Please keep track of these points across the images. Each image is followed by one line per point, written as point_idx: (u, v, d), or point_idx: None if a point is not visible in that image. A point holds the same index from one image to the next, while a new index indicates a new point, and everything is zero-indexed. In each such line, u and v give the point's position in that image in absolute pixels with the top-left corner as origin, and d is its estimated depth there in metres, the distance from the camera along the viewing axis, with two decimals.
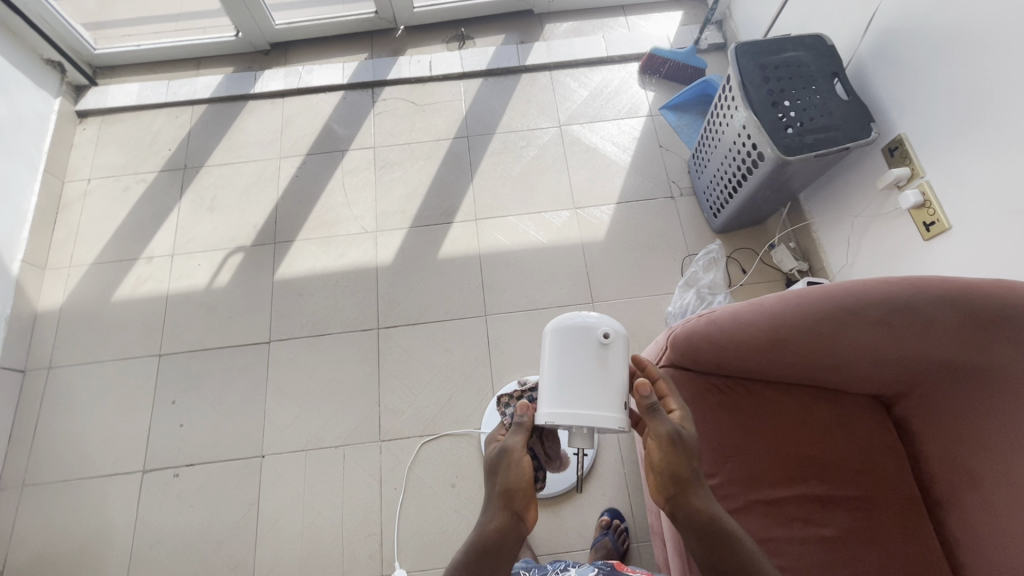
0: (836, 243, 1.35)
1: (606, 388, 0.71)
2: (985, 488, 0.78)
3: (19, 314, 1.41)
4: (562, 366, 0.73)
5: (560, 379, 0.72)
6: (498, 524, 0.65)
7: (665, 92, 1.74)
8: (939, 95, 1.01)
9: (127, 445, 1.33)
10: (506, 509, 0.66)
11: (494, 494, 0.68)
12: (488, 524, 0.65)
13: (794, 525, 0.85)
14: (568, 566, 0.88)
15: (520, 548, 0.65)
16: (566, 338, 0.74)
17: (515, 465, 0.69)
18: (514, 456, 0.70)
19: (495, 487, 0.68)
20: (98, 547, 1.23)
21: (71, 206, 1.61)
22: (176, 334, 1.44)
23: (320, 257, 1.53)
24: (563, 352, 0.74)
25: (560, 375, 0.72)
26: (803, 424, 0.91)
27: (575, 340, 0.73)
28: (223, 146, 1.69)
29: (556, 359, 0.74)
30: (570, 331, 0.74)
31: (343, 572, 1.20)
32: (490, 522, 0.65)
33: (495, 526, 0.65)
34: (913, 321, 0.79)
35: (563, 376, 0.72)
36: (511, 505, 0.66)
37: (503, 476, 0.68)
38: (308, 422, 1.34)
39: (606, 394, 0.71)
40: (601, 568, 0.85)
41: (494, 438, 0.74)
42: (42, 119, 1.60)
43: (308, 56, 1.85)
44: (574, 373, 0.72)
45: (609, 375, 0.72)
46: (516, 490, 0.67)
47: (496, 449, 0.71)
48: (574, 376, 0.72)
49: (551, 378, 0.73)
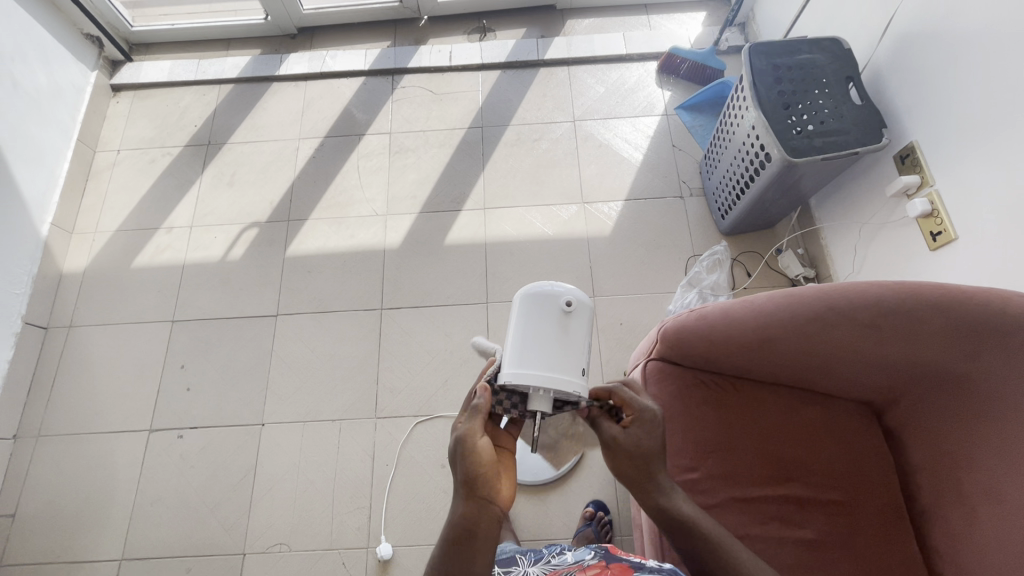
0: (844, 251, 1.33)
1: (570, 354, 0.67)
2: (969, 500, 0.78)
3: (45, 273, 1.48)
4: (526, 329, 0.68)
5: (524, 341, 0.67)
6: (462, 515, 0.61)
7: (682, 92, 1.74)
8: (953, 101, 0.99)
9: (136, 405, 1.39)
10: (468, 499, 0.62)
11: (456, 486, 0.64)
12: (455, 518, 0.62)
13: (772, 525, 0.85)
14: (564, 550, 0.89)
15: (496, 530, 0.61)
16: (531, 302, 0.70)
17: (470, 452, 0.64)
18: (465, 444, 0.65)
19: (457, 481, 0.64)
20: (103, 498, 1.29)
21: (100, 175, 1.68)
22: (190, 302, 1.50)
23: (331, 236, 1.57)
24: (527, 316, 0.69)
25: (524, 337, 0.68)
26: (788, 426, 0.91)
27: (539, 304, 0.69)
28: (246, 125, 1.74)
29: (521, 323, 0.69)
30: (536, 295, 0.70)
31: (331, 541, 1.23)
32: (458, 515, 0.62)
33: (461, 518, 0.61)
34: (905, 326, 0.79)
35: (528, 339, 0.68)
36: (472, 494, 0.62)
37: (461, 467, 0.64)
38: (308, 394, 1.38)
39: (570, 360, 0.67)
40: (596, 551, 0.84)
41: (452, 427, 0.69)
42: (78, 90, 1.67)
43: (333, 41, 1.90)
44: (538, 336, 0.68)
45: (574, 341, 0.68)
46: (476, 478, 0.63)
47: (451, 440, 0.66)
48: (538, 339, 0.67)
49: (515, 340, 0.68)
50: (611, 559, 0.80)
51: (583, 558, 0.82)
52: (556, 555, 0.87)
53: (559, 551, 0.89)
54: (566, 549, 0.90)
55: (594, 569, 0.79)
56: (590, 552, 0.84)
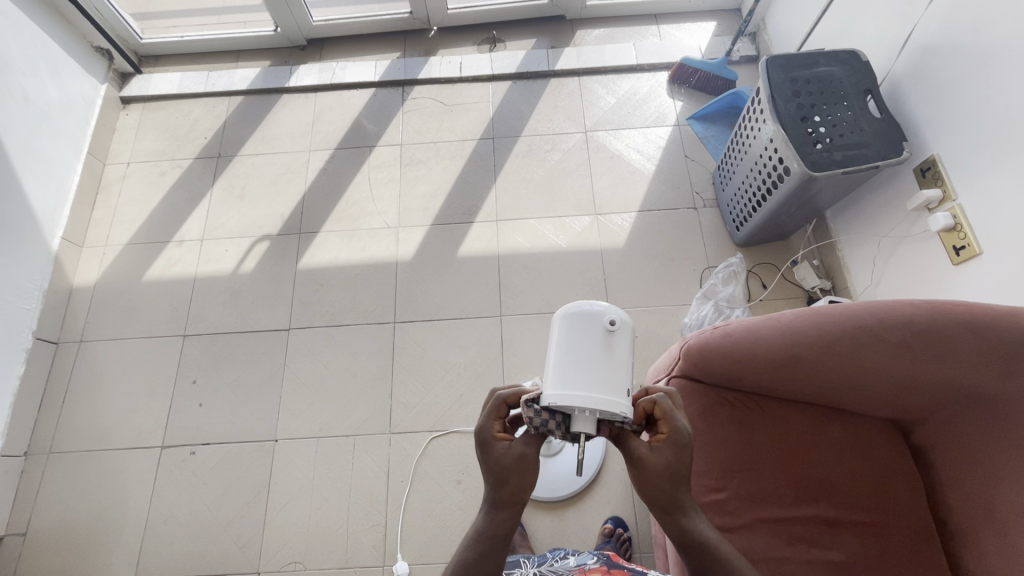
0: (862, 263, 1.33)
1: (615, 373, 0.66)
2: (1001, 522, 0.77)
3: (56, 288, 1.47)
4: (569, 348, 0.68)
5: (566, 362, 0.67)
6: (502, 525, 0.64)
7: (693, 102, 1.73)
8: (976, 115, 0.98)
9: (147, 421, 1.37)
10: (512, 510, 0.64)
11: (498, 494, 0.65)
12: (489, 525, 0.64)
13: (800, 547, 0.84)
14: (568, 555, 0.91)
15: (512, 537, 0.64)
16: (573, 323, 0.71)
17: (512, 471, 0.64)
18: (524, 462, 0.65)
19: (492, 490, 0.65)
20: (114, 516, 1.28)
21: (110, 187, 1.68)
22: (201, 316, 1.49)
23: (343, 249, 1.56)
24: (569, 337, 0.70)
25: (566, 359, 0.68)
26: (814, 444, 0.90)
27: (582, 323, 0.70)
28: (256, 137, 1.74)
29: (562, 343, 0.69)
30: (577, 315, 0.71)
31: (346, 560, 1.22)
32: (494, 523, 0.64)
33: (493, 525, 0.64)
34: (934, 346, 0.78)
35: (571, 359, 0.68)
36: (513, 505, 0.65)
37: (503, 482, 0.64)
38: (322, 410, 1.37)
39: (615, 378, 0.66)
40: (599, 556, 0.87)
41: (492, 440, 0.66)
42: (88, 103, 1.67)
43: (342, 52, 1.89)
44: (582, 355, 0.67)
45: (618, 360, 0.68)
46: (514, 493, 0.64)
47: (501, 458, 0.65)
48: (581, 359, 0.67)
49: (557, 362, 0.68)
50: (614, 564, 0.83)
51: (585, 562, 0.85)
52: (559, 559, 0.89)
53: (562, 557, 0.91)
54: (570, 553, 0.93)
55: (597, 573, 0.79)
56: (592, 558, 0.87)
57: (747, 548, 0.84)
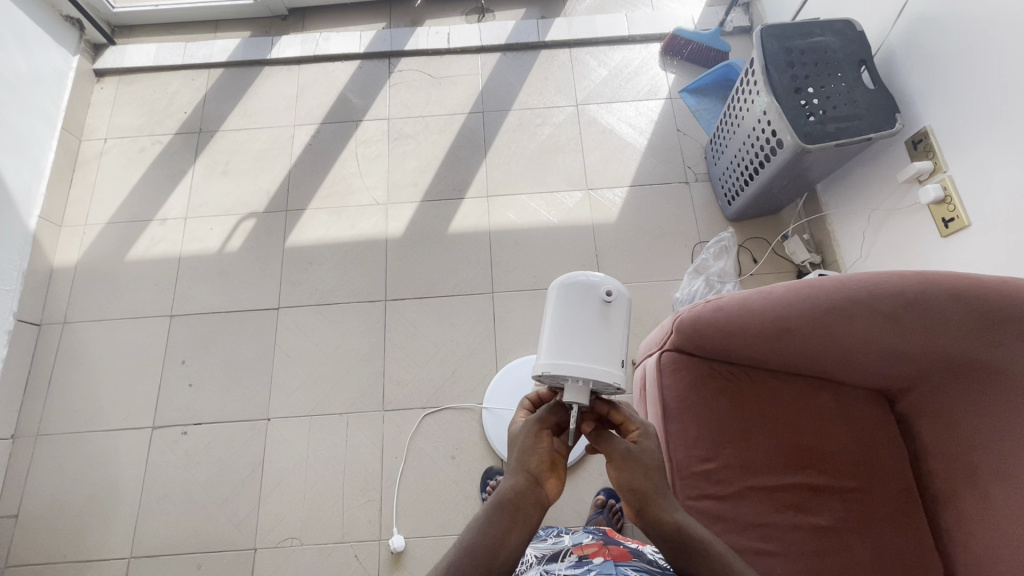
0: (851, 237, 1.34)
1: (611, 345, 0.69)
2: (981, 485, 0.80)
3: (35, 269, 1.44)
4: (564, 318, 0.70)
5: (562, 332, 0.69)
6: (506, 490, 0.60)
7: (686, 74, 1.71)
8: (968, 87, 0.97)
9: (136, 403, 1.36)
10: (514, 476, 0.61)
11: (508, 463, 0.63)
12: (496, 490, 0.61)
13: (788, 513, 0.86)
14: (562, 533, 0.95)
15: (512, 506, 0.59)
16: (572, 292, 0.72)
17: (514, 436, 0.65)
18: (531, 426, 0.65)
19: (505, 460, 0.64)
20: (108, 496, 1.28)
21: (88, 164, 1.62)
22: (188, 295, 1.47)
23: (332, 226, 1.53)
24: (567, 305, 0.71)
25: (562, 327, 0.70)
26: (804, 414, 0.91)
27: (579, 294, 0.72)
28: (238, 111, 1.69)
29: (558, 311, 0.71)
30: (575, 286, 0.72)
31: (343, 534, 1.23)
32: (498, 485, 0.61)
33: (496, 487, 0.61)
34: (922, 315, 0.80)
35: (567, 329, 0.70)
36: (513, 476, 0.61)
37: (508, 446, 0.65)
38: (315, 388, 1.36)
39: (609, 350, 0.68)
40: (594, 535, 0.90)
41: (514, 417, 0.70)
42: (60, 76, 1.60)
43: (325, 22, 1.83)
44: (577, 326, 0.70)
45: (614, 332, 0.70)
46: (515, 455, 0.63)
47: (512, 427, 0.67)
48: (578, 329, 0.69)
49: (552, 333, 0.70)
50: (609, 543, 0.84)
51: (580, 540, 0.88)
52: (556, 537, 0.93)
53: (557, 535, 0.95)
54: (562, 532, 0.97)
55: (592, 549, 0.82)
56: (586, 536, 0.89)
57: (737, 515, 0.86)
